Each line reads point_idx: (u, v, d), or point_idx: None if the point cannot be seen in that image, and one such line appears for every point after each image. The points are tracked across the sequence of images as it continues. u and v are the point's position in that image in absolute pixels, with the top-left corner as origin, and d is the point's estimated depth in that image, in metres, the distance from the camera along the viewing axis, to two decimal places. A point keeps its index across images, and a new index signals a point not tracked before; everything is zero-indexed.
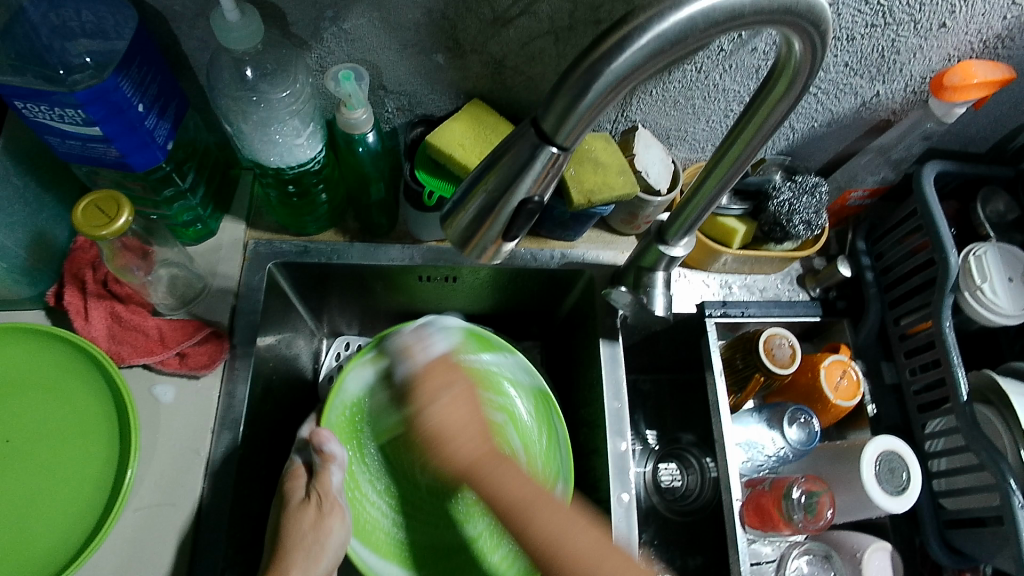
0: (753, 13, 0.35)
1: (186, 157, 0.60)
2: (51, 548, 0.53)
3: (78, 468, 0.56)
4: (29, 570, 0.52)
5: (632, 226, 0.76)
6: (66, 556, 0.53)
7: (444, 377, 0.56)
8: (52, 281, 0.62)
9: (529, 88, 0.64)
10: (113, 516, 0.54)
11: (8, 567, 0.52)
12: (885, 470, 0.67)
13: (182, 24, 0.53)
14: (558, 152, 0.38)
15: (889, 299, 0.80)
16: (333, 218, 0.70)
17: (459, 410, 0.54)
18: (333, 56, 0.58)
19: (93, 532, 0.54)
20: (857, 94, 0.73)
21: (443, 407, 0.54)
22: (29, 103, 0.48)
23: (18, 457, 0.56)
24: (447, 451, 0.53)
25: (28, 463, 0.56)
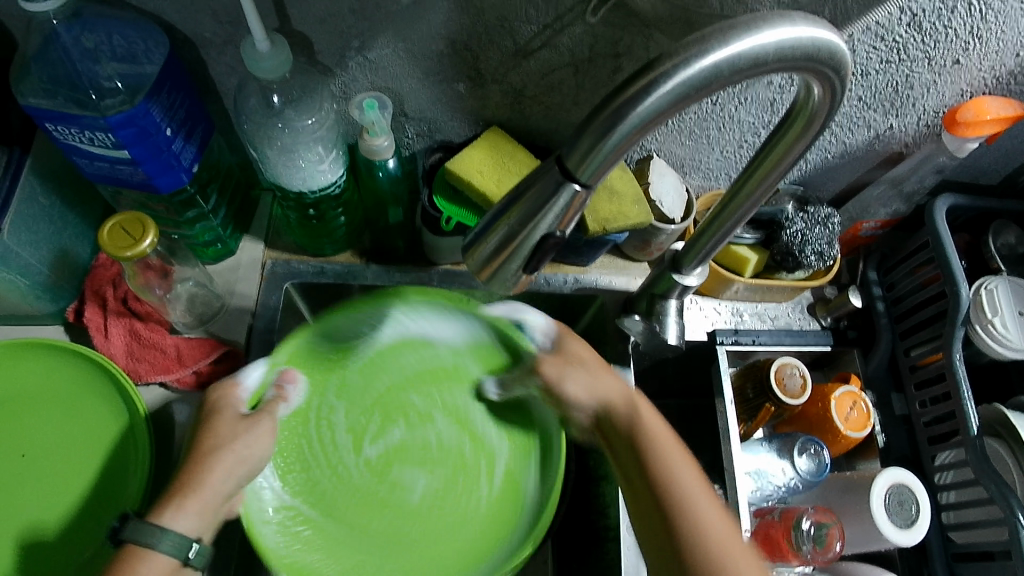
0: (775, 60, 0.36)
1: (210, 178, 0.61)
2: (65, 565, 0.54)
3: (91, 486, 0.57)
4: None
5: (645, 253, 0.76)
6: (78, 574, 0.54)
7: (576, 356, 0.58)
8: (73, 297, 0.63)
9: (548, 117, 0.65)
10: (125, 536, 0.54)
11: None
12: (895, 503, 0.67)
13: (211, 50, 0.54)
14: (581, 188, 0.38)
15: (900, 330, 0.81)
16: (350, 240, 0.70)
17: (601, 385, 0.56)
18: (357, 83, 0.59)
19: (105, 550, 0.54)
20: (870, 127, 0.74)
21: (577, 386, 0.56)
22: (62, 127, 0.49)
23: (34, 473, 0.57)
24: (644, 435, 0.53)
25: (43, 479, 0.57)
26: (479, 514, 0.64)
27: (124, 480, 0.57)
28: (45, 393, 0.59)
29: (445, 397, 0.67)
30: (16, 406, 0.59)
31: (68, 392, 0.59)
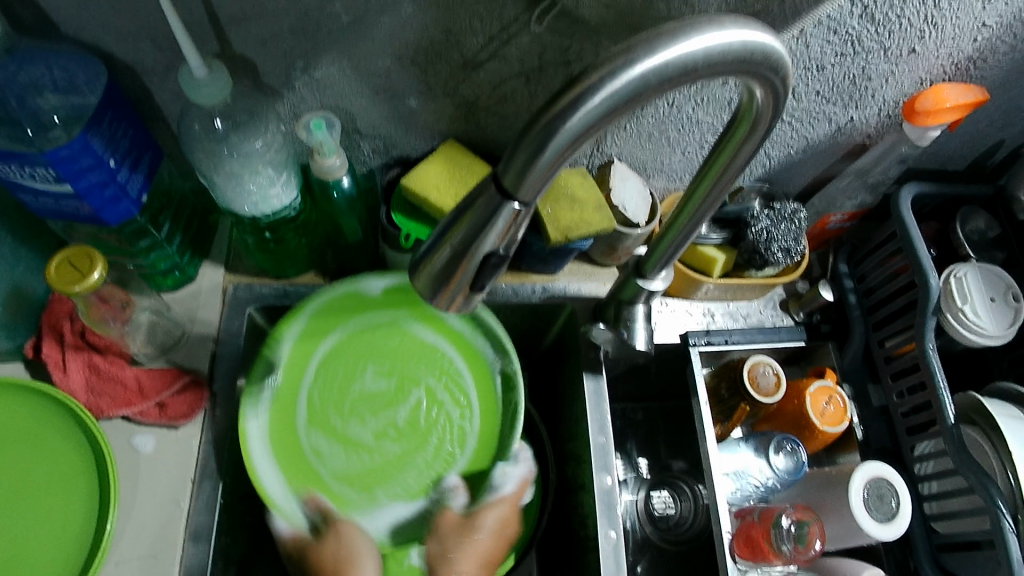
0: (706, 65, 0.35)
1: (162, 206, 0.61)
2: None
3: (55, 523, 0.56)
4: None
5: (612, 257, 0.76)
6: None
7: (466, 532, 0.60)
8: (30, 333, 0.62)
9: (504, 127, 0.65)
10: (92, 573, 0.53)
11: None
12: (873, 497, 0.66)
13: (153, 77, 0.54)
14: (520, 207, 0.38)
15: (873, 321, 0.80)
16: (312, 260, 0.70)
17: (468, 558, 0.59)
18: (306, 104, 0.59)
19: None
20: (831, 120, 0.73)
21: (464, 558, 0.58)
22: (1, 163, 0.48)
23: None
24: (454, 570, 0.58)
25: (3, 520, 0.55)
26: (370, 322, 0.67)
27: (89, 516, 0.56)
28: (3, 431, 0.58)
29: (304, 383, 0.64)
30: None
31: (27, 430, 0.58)
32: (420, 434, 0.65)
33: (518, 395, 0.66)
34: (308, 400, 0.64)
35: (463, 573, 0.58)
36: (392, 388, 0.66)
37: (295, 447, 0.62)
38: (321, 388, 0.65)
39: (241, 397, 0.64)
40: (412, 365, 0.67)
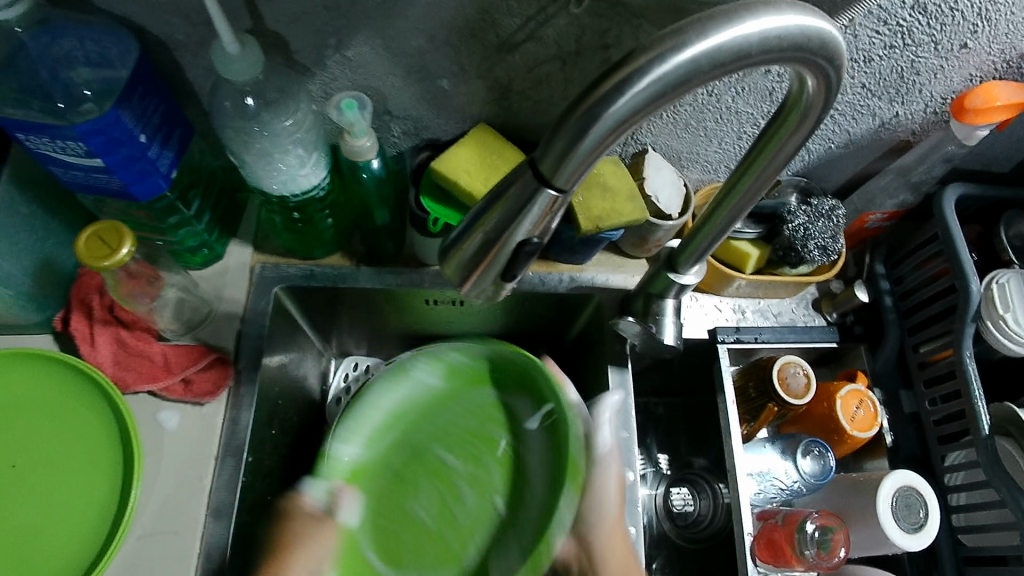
0: (759, 52, 0.34)
1: (192, 183, 0.60)
2: None
3: (80, 495, 0.56)
4: None
5: (642, 249, 0.74)
6: None
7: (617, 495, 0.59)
8: (59, 305, 0.62)
9: (538, 113, 0.63)
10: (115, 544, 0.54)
11: None
12: (902, 506, 0.65)
13: (185, 52, 0.53)
14: (558, 194, 0.37)
15: (908, 325, 0.78)
16: (340, 242, 0.69)
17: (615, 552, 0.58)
18: (337, 83, 0.58)
19: (94, 559, 0.54)
20: (875, 115, 0.71)
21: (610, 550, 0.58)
22: (33, 135, 0.48)
23: (23, 483, 0.56)
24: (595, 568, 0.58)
25: (29, 490, 0.56)
26: (389, 428, 0.62)
27: (114, 488, 0.56)
28: (35, 402, 0.59)
29: (376, 520, 0.59)
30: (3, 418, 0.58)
31: (55, 401, 0.59)
32: (478, 440, 0.64)
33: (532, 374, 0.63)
34: (359, 526, 0.59)
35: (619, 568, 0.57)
36: (419, 462, 0.62)
37: (428, 551, 0.59)
38: (409, 543, 0.59)
39: (267, 379, 0.64)
40: (395, 436, 0.62)
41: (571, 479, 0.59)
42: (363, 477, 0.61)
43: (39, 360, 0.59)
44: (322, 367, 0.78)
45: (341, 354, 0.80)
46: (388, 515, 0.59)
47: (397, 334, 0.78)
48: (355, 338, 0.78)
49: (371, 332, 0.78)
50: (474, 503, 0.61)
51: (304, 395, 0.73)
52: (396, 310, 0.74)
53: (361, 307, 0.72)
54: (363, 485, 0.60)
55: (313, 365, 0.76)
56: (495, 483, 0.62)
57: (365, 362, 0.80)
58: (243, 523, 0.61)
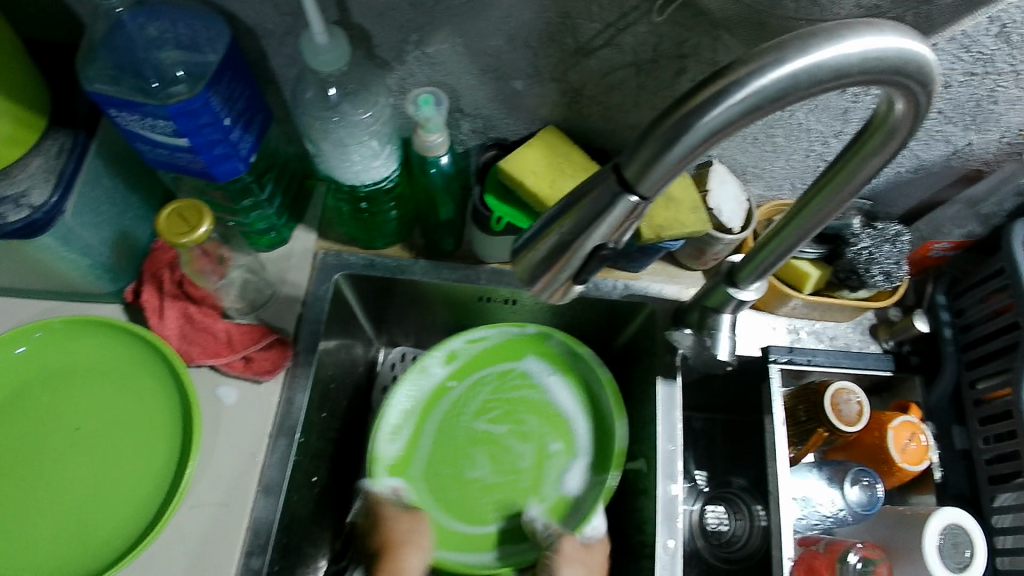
0: (858, 72, 0.33)
1: (267, 167, 0.62)
2: (111, 537, 0.55)
3: (140, 461, 0.58)
4: (88, 555, 0.54)
5: (699, 261, 0.74)
6: (123, 547, 0.55)
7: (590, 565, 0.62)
8: (131, 278, 0.64)
9: (607, 118, 0.63)
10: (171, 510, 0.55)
11: (70, 551, 0.54)
12: (948, 544, 0.63)
13: (271, 40, 0.55)
14: (638, 201, 0.37)
15: (966, 359, 0.75)
16: (401, 234, 0.71)
17: None
18: (414, 78, 0.59)
19: (151, 523, 0.55)
20: (948, 141, 0.69)
21: None
22: (124, 112, 0.49)
23: (87, 446, 0.59)
24: None
25: (92, 453, 0.58)
26: (418, 434, 0.70)
27: (172, 458, 0.58)
28: (102, 368, 0.61)
29: (454, 495, 0.68)
30: (72, 382, 0.61)
31: (122, 370, 0.61)
32: (511, 410, 0.72)
33: (547, 337, 0.73)
34: (440, 506, 0.68)
35: None
36: (461, 440, 0.70)
37: (503, 497, 0.68)
38: (487, 501, 0.68)
39: (323, 359, 0.65)
40: (428, 433, 0.70)
41: (608, 409, 0.70)
42: (419, 468, 0.69)
43: (108, 329, 0.62)
44: (372, 355, 0.80)
45: (390, 344, 0.81)
46: (471, 484, 0.69)
47: (447, 328, 0.79)
48: (405, 331, 0.79)
49: (421, 325, 0.79)
50: (526, 456, 0.70)
51: (353, 381, 0.75)
52: (449, 306, 0.75)
53: (415, 300, 0.73)
54: (411, 472, 0.68)
55: (363, 352, 0.77)
56: (542, 426, 0.71)
57: (413, 354, 0.81)
58: (292, 502, 0.62)
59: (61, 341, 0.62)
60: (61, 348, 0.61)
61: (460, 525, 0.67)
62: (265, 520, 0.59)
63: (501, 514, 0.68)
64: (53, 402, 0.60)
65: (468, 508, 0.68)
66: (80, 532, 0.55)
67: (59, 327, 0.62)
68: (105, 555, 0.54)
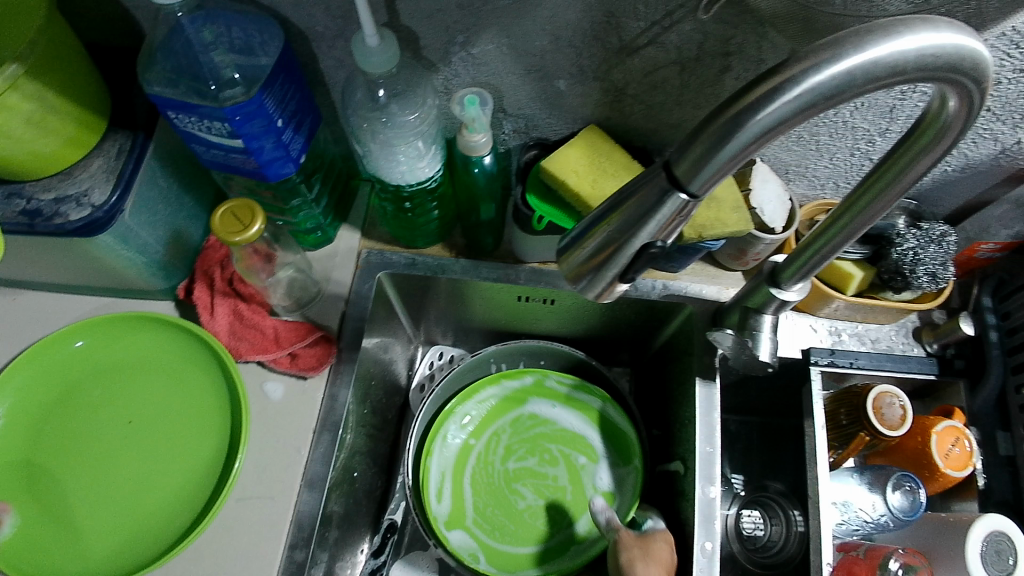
0: (915, 68, 0.33)
1: (315, 168, 0.64)
2: (163, 527, 0.57)
3: (190, 455, 0.60)
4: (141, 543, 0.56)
5: (739, 261, 0.74)
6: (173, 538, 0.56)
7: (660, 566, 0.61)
8: (183, 275, 0.66)
9: (649, 117, 0.64)
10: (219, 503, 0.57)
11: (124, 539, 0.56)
12: (991, 552, 0.61)
13: (322, 43, 0.56)
14: (689, 198, 0.37)
15: (1014, 363, 0.73)
16: (442, 233, 0.72)
17: None
18: (459, 79, 0.60)
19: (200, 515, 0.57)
20: (996, 140, 0.68)
21: None
22: (181, 114, 0.51)
23: (139, 439, 0.60)
24: None
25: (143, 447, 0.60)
26: (461, 494, 0.73)
27: (221, 452, 0.60)
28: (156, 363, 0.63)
29: (513, 527, 0.71)
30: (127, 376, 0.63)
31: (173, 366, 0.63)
32: (534, 443, 0.76)
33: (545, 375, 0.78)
34: (501, 539, 0.71)
35: None
36: (497, 484, 0.74)
37: (557, 513, 0.72)
38: (544, 523, 0.72)
39: (364, 359, 0.67)
40: (467, 487, 0.73)
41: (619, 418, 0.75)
42: (471, 519, 0.71)
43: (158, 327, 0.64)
44: (410, 353, 0.81)
45: (429, 342, 0.82)
46: (527, 513, 0.72)
47: (484, 327, 0.80)
48: (443, 329, 0.81)
49: (459, 324, 0.80)
50: (560, 478, 0.74)
51: (392, 378, 0.76)
52: (488, 306, 0.76)
53: (453, 299, 0.74)
54: (466, 524, 0.71)
55: (402, 350, 0.78)
56: (564, 448, 0.75)
57: (450, 352, 0.82)
58: (333, 497, 0.63)
59: (116, 337, 0.64)
60: (116, 344, 0.64)
61: (531, 552, 0.70)
62: (309, 514, 0.60)
63: (564, 522, 0.71)
64: (107, 397, 0.62)
65: (537, 533, 0.71)
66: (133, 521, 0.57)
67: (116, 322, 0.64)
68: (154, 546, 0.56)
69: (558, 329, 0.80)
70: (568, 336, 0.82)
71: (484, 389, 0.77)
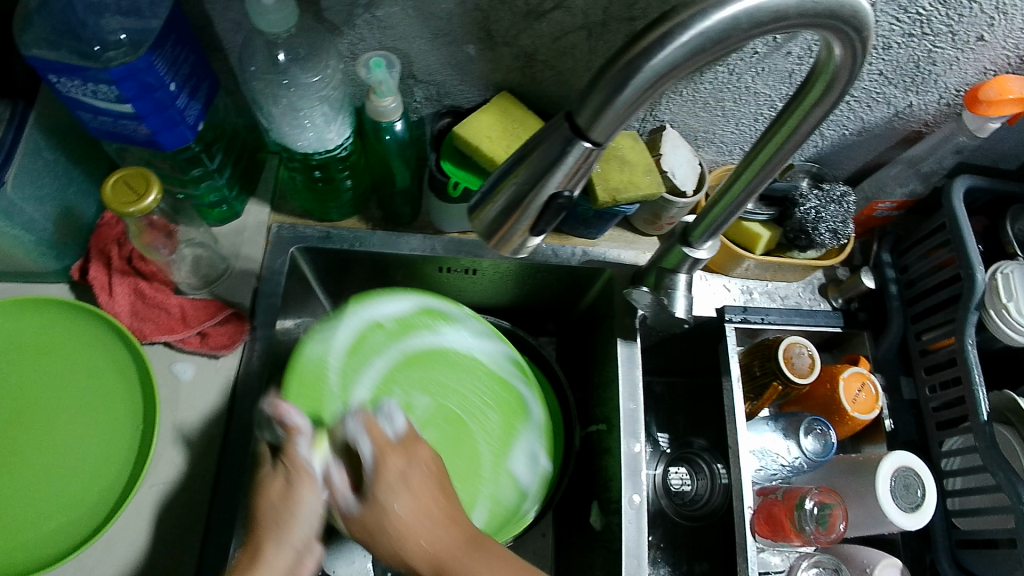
0: (796, 14, 0.34)
1: (216, 138, 0.62)
2: (56, 533, 0.54)
3: (96, 476, 0.57)
4: (28, 548, 0.54)
5: (654, 226, 0.76)
6: (68, 545, 0.54)
7: (410, 452, 0.51)
8: (77, 255, 0.64)
9: (560, 84, 0.64)
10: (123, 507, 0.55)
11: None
12: (900, 486, 0.65)
13: (217, 5, 0.53)
14: (592, 147, 0.37)
15: (911, 313, 0.78)
16: (357, 206, 0.71)
17: (428, 490, 0.49)
18: (365, 43, 0.59)
19: (101, 522, 0.55)
20: (890, 104, 0.71)
21: (406, 506, 0.48)
22: (64, 78, 0.48)
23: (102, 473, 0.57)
24: (401, 551, 0.46)
25: (33, 436, 0.58)
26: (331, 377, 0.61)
27: (135, 432, 0.58)
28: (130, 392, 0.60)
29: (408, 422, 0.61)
30: (41, 401, 0.59)
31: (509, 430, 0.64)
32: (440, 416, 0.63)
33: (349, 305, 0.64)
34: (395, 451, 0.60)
35: (479, 574, 0.46)
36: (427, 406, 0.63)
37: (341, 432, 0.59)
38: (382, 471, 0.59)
39: (280, 339, 0.65)
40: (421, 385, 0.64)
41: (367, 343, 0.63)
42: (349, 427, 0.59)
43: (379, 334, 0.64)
44: None
45: None
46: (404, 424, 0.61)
47: None
48: None
49: None
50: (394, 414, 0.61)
51: None
52: (408, 279, 0.74)
53: (373, 275, 0.73)
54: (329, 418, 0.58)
55: None
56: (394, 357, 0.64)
57: None
58: None
59: (95, 344, 0.61)
60: (93, 350, 0.61)
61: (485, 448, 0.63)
62: None
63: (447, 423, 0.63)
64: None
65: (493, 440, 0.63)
66: (22, 522, 0.54)
67: (86, 326, 0.61)
68: (52, 553, 0.54)
69: (484, 298, 0.79)
70: (495, 306, 0.81)
71: (340, 361, 0.62)
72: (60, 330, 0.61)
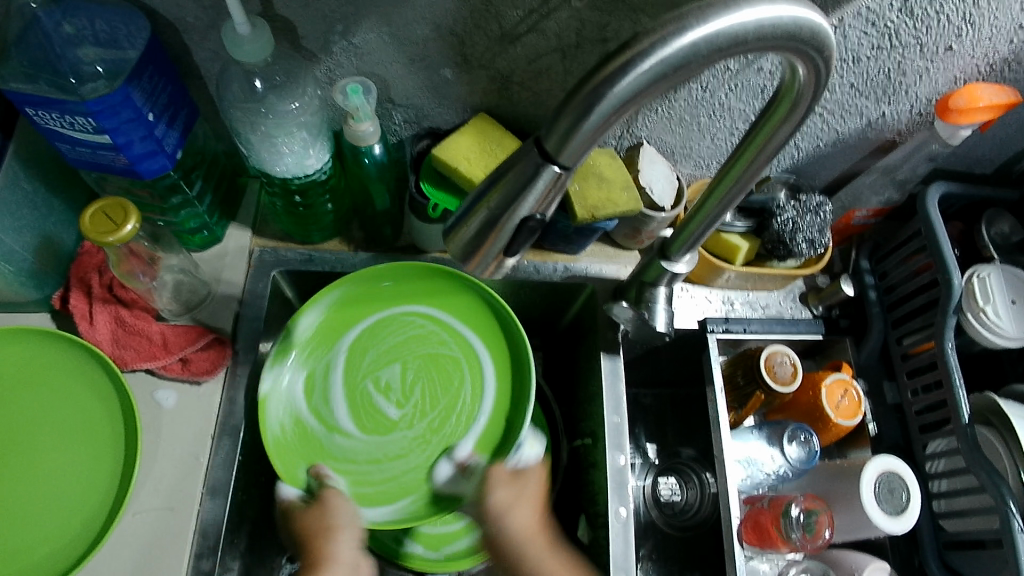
0: (755, 39, 0.35)
1: (195, 165, 0.62)
2: (38, 565, 0.54)
3: (78, 506, 0.57)
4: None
5: (635, 241, 0.76)
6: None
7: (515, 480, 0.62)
8: (58, 284, 0.64)
9: (536, 104, 0.65)
10: (106, 538, 0.55)
11: None
12: (885, 490, 0.66)
13: (193, 35, 0.54)
14: (561, 170, 0.38)
15: (892, 318, 0.79)
16: (338, 227, 0.71)
17: (523, 507, 0.60)
18: (343, 69, 0.59)
19: (83, 553, 0.55)
20: (862, 114, 0.72)
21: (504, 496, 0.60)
22: (40, 111, 0.48)
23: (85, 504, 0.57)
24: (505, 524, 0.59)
25: (15, 467, 0.58)
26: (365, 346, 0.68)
27: (118, 461, 0.58)
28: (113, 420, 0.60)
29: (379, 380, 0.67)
30: (21, 431, 0.59)
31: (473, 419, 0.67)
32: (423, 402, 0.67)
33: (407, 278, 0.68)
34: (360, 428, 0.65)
35: None
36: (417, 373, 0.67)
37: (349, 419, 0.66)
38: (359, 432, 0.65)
39: (261, 360, 0.66)
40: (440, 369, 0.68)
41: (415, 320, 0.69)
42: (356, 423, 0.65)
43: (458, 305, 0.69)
44: None
45: None
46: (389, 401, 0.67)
47: None
48: None
49: None
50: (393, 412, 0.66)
51: None
52: None
53: None
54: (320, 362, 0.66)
55: None
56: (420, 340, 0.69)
57: None
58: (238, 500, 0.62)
59: (76, 372, 0.61)
60: (74, 379, 0.60)
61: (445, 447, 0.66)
62: (212, 517, 0.59)
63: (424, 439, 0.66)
64: None
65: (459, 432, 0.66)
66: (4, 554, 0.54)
67: (67, 355, 0.61)
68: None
69: None
70: None
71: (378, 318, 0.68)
72: (41, 359, 0.61)
